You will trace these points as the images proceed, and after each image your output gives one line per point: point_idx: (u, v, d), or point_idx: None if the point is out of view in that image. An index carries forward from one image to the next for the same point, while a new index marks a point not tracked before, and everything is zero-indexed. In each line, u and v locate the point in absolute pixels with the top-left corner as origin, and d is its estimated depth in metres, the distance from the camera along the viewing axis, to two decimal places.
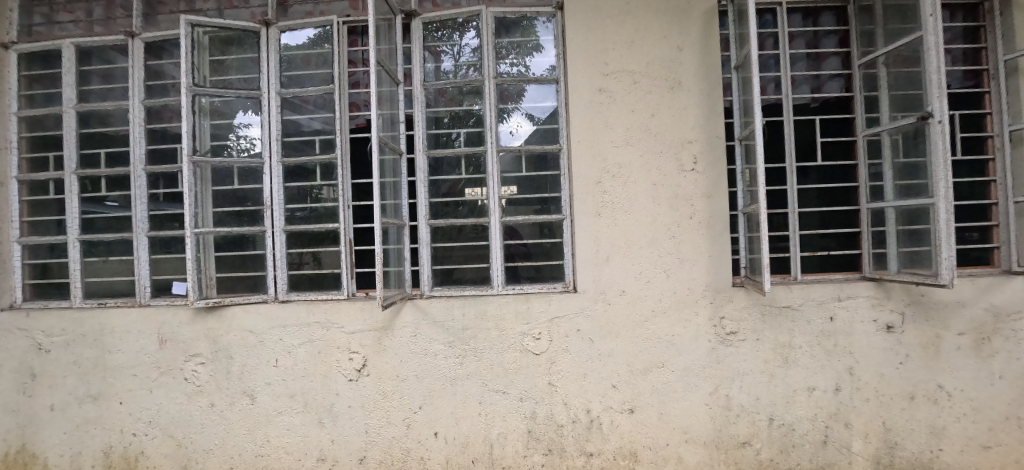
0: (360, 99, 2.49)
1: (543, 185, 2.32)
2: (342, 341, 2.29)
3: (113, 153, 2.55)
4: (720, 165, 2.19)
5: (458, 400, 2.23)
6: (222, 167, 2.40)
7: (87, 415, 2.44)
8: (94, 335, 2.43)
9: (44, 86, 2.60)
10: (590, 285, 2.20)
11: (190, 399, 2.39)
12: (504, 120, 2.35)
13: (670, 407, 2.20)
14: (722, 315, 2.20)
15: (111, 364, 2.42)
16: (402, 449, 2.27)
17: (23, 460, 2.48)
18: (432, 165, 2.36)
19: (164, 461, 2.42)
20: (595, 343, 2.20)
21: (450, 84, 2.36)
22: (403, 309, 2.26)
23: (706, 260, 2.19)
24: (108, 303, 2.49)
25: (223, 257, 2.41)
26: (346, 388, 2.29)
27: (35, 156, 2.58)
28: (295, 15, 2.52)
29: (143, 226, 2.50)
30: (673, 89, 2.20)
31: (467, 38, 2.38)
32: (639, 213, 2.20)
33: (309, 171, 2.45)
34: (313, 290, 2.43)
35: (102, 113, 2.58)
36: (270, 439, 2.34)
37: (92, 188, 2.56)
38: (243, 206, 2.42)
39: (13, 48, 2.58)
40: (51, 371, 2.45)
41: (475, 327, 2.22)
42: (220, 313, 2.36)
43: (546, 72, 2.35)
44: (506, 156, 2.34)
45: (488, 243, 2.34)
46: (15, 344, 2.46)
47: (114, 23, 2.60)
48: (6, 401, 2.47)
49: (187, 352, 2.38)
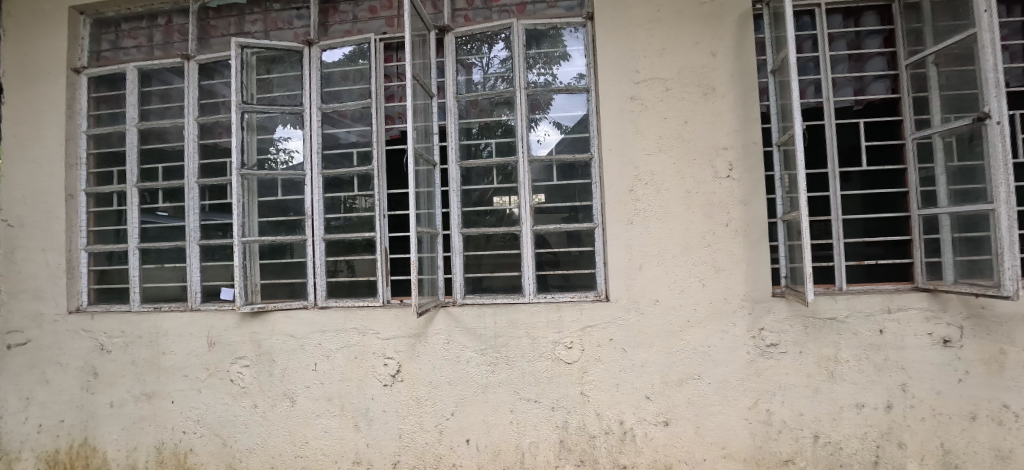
0: (394, 111, 2.58)
1: (575, 194, 2.32)
2: (377, 347, 2.35)
3: (170, 167, 2.74)
4: (757, 171, 2.13)
5: (490, 407, 2.24)
6: (267, 179, 2.54)
7: (142, 412, 2.60)
8: (150, 337, 2.59)
9: (110, 107, 2.84)
10: (622, 293, 2.18)
11: (235, 399, 2.50)
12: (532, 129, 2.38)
13: (707, 420, 2.14)
14: (762, 326, 2.12)
15: (165, 365, 2.58)
16: (435, 455, 2.30)
17: (85, 453, 2.66)
18: (464, 175, 2.41)
19: (211, 458, 2.53)
20: (628, 353, 2.16)
21: (481, 96, 2.41)
22: (436, 316, 2.30)
23: (744, 269, 2.13)
24: (162, 307, 2.66)
25: (267, 265, 2.54)
26: (381, 393, 2.34)
27: (101, 171, 2.81)
28: (334, 35, 2.65)
29: (195, 235, 2.66)
30: (707, 95, 2.17)
31: (495, 50, 2.44)
32: (672, 221, 2.17)
33: (347, 181, 2.55)
34: (350, 296, 2.50)
35: (159, 130, 2.78)
36: (308, 440, 2.42)
37: (150, 200, 2.76)
38: (286, 216, 2.54)
39: (84, 72, 2.82)
40: (111, 370, 2.62)
41: (506, 335, 2.23)
42: (264, 318, 2.48)
43: (575, 80, 2.36)
44: (537, 165, 2.36)
45: (519, 252, 2.35)
46: (80, 345, 2.66)
47: (172, 47, 2.81)
48: (72, 397, 2.66)
49: (234, 355, 2.50)
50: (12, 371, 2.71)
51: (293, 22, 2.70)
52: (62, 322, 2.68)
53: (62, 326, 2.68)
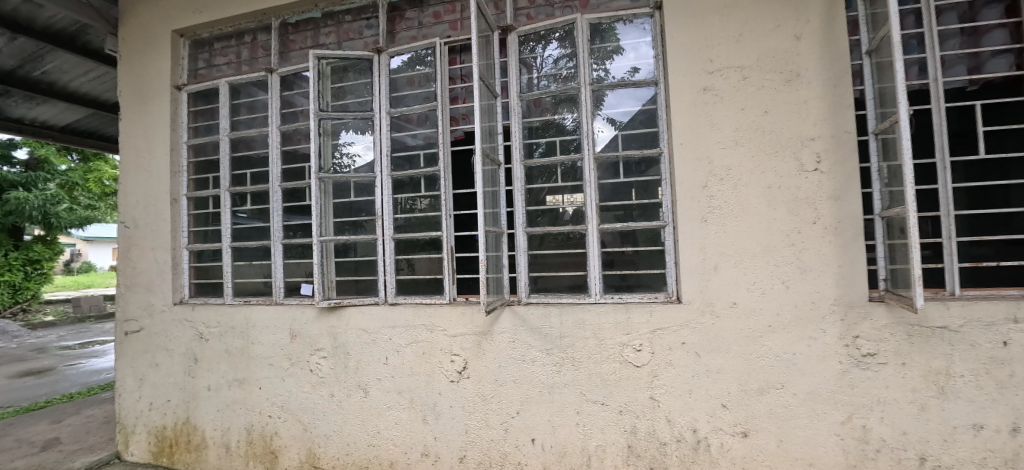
0: (459, 113, 2.63)
1: (634, 192, 2.25)
2: (444, 343, 2.41)
3: (257, 173, 2.99)
4: (850, 163, 1.94)
5: (555, 407, 2.23)
6: (341, 181, 2.69)
7: (235, 396, 2.85)
8: (241, 328, 2.83)
9: (206, 119, 3.14)
10: (696, 295, 2.07)
11: (314, 388, 2.67)
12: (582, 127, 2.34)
13: (791, 434, 1.98)
14: (856, 334, 1.93)
15: (254, 354, 2.81)
16: (500, 452, 2.31)
17: (188, 430, 2.96)
18: (528, 174, 2.40)
19: (294, 442, 2.72)
20: (701, 358, 2.06)
21: (545, 94, 2.40)
22: (502, 314, 2.31)
23: (835, 270, 1.95)
24: (251, 300, 2.90)
25: (342, 262, 2.72)
26: (448, 388, 2.40)
27: (200, 177, 3.12)
28: (401, 41, 2.75)
29: (279, 234, 2.87)
30: (790, 82, 2.01)
31: (549, 49, 2.43)
32: (750, 219, 2.03)
33: (415, 182, 2.63)
34: (418, 294, 2.58)
35: (247, 139, 3.03)
36: (380, 431, 2.53)
37: (240, 203, 3.02)
38: (359, 216, 2.69)
39: (185, 89, 3.13)
40: (209, 357, 2.90)
41: (572, 335, 2.20)
42: (340, 312, 2.63)
43: (629, 75, 2.29)
44: (603, 162, 2.29)
45: (585, 251, 2.31)
46: (184, 333, 2.96)
47: (257, 62, 3.05)
48: (177, 380, 2.98)
49: (313, 347, 2.68)
50: (131, 355, 3.09)
51: (363, 31, 2.84)
52: (169, 312, 3.01)
53: (169, 316, 3.00)
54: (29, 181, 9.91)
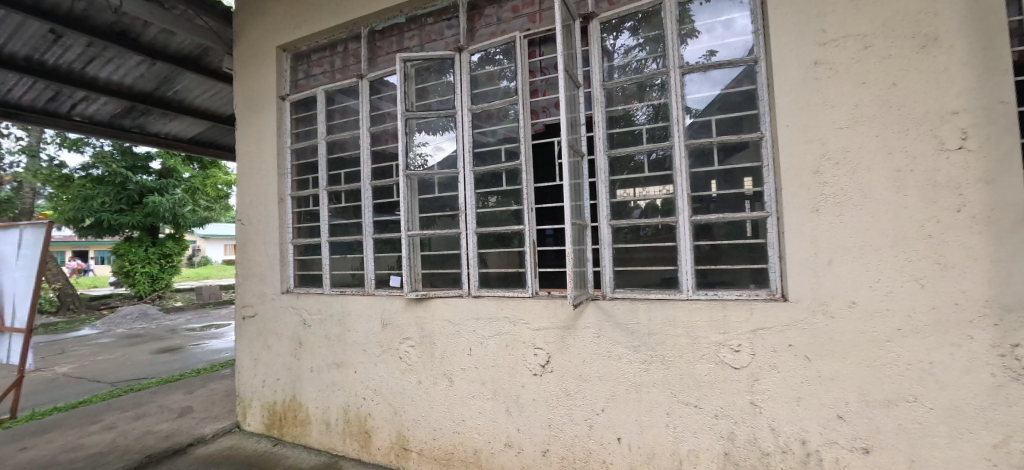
0: (539, 105, 2.63)
1: (715, 182, 2.11)
2: (527, 337, 2.42)
3: (349, 172, 3.21)
4: (1011, 138, 1.62)
5: (642, 407, 2.14)
6: (426, 178, 2.83)
7: (334, 378, 3.10)
8: (339, 316, 3.07)
9: (306, 125, 3.43)
10: (805, 293, 1.88)
11: (404, 375, 2.82)
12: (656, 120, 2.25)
13: (926, 454, 1.72)
14: (1017, 343, 1.62)
15: (350, 340, 3.03)
16: (584, 449, 2.28)
17: (295, 407, 3.27)
18: (612, 165, 2.33)
19: (386, 424, 2.90)
20: (812, 363, 1.86)
21: (629, 81, 2.31)
22: (586, 309, 2.27)
23: (986, 267, 1.65)
24: (346, 290, 3.14)
25: (428, 255, 2.85)
26: (531, 382, 2.41)
27: (302, 178, 3.42)
28: (481, 38, 2.78)
29: (370, 230, 3.07)
30: (926, 48, 1.73)
31: (621, 39, 2.36)
32: (874, 207, 1.79)
33: (497, 177, 2.66)
34: (501, 287, 2.62)
35: (341, 141, 3.26)
36: (465, 419, 2.61)
37: (336, 201, 3.27)
38: (443, 211, 2.80)
39: (288, 98, 3.44)
40: (312, 342, 3.18)
41: (661, 332, 2.10)
42: (426, 304, 2.75)
43: (704, 59, 2.15)
44: (695, 149, 2.14)
45: (675, 244, 2.19)
46: (291, 319, 3.28)
47: (349, 70, 3.27)
48: (286, 361, 3.30)
49: (403, 335, 2.83)
50: (248, 337, 3.49)
51: (444, 32, 2.92)
52: (278, 300, 3.34)
53: (278, 303, 3.34)
54: (162, 186, 11.55)
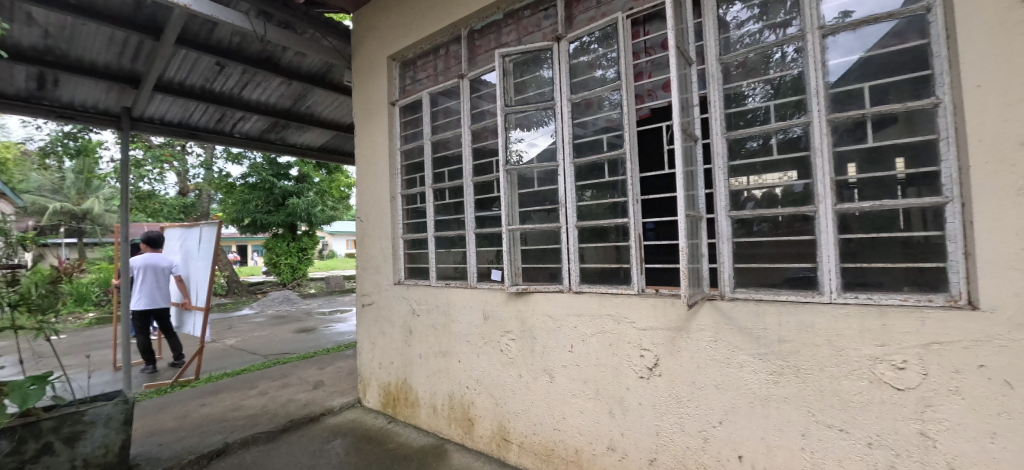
0: (644, 89, 2.44)
1: (853, 166, 1.78)
2: (633, 336, 2.27)
3: (453, 170, 3.33)
4: None
5: (770, 424, 1.88)
6: (526, 173, 2.82)
7: (440, 366, 3.24)
8: (445, 307, 3.21)
9: (413, 127, 3.63)
10: (1005, 301, 1.47)
11: (505, 367, 2.85)
12: (778, 95, 1.97)
13: None
14: None
15: (455, 331, 3.14)
16: (698, 463, 2.08)
17: (406, 389, 3.50)
18: (732, 148, 2.07)
19: (487, 414, 2.96)
20: (1014, 390, 1.46)
21: (751, 52, 2.03)
22: (700, 310, 2.06)
23: None
24: (450, 283, 3.26)
25: (528, 250, 2.83)
26: (637, 384, 2.26)
27: (410, 177, 3.62)
28: (580, 25, 2.67)
29: (472, 225, 3.14)
30: None
31: (734, 10, 2.11)
32: None
33: (599, 168, 2.53)
34: (603, 283, 2.50)
35: (445, 140, 3.39)
36: (566, 417, 2.55)
37: (441, 198, 3.41)
38: (543, 205, 2.76)
39: (396, 104, 3.67)
40: (420, 330, 3.37)
41: (795, 340, 1.82)
42: (527, 298, 2.74)
43: (841, 19, 1.82)
44: (840, 123, 1.80)
45: (814, 238, 1.86)
46: (402, 309, 3.50)
47: (450, 71, 3.38)
48: (398, 347, 3.55)
49: (504, 329, 2.85)
50: (366, 323, 3.82)
51: (542, 23, 2.87)
52: (391, 290, 3.60)
53: (391, 293, 3.60)
54: (298, 190, 13.29)
